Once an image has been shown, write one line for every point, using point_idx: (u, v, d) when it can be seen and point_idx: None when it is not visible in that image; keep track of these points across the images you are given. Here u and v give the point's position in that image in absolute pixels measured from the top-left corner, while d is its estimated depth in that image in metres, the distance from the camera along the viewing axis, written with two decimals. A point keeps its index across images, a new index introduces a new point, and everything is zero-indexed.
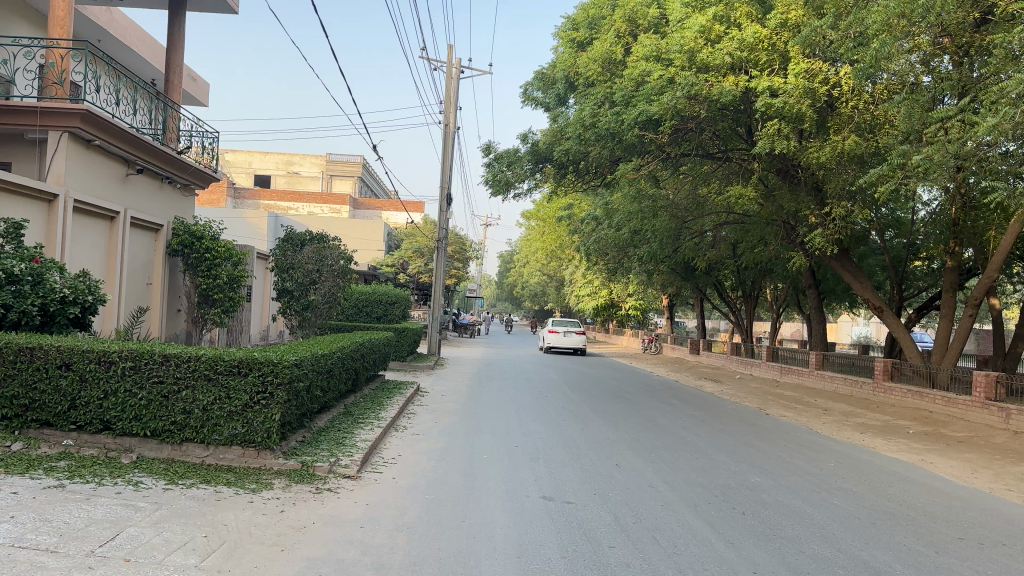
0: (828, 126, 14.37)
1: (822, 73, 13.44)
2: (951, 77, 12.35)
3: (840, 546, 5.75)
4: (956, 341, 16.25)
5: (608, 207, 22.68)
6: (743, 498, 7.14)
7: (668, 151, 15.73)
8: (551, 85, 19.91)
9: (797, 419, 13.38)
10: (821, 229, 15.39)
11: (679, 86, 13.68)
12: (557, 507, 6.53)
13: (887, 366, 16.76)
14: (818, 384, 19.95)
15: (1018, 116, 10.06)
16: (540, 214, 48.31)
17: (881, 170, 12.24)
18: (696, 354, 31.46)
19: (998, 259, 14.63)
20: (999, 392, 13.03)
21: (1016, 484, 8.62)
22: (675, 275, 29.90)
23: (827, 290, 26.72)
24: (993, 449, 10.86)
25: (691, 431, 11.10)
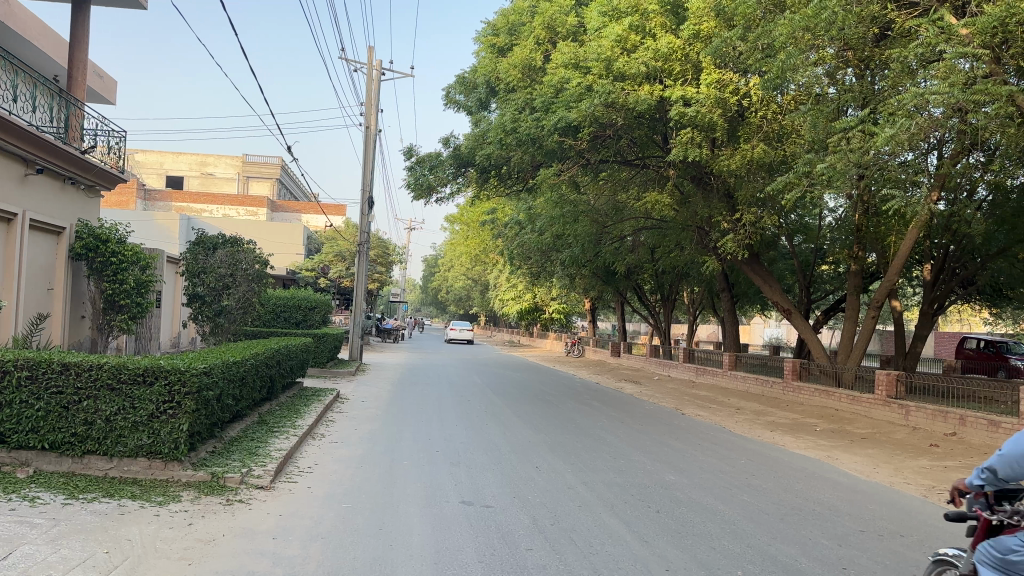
0: (739, 135, 14.86)
1: (732, 84, 13.91)
2: (854, 89, 12.95)
3: (750, 542, 5.93)
4: (860, 342, 16.97)
5: (531, 211, 22.86)
6: (658, 497, 7.28)
7: (588, 157, 15.94)
8: (472, 90, 19.97)
9: (712, 419, 13.75)
10: (732, 234, 15.88)
11: (597, 94, 13.95)
12: (476, 512, 6.52)
13: (796, 366, 17.38)
14: (732, 384, 20.57)
15: (912, 128, 10.63)
16: (463, 219, 48.26)
17: (788, 178, 12.71)
18: (617, 356, 31.99)
19: (898, 263, 15.35)
20: (899, 390, 13.67)
21: (914, 478, 9.06)
22: (596, 279, 30.36)
23: (740, 293, 27.58)
24: (893, 445, 11.40)
25: (610, 433, 11.24)
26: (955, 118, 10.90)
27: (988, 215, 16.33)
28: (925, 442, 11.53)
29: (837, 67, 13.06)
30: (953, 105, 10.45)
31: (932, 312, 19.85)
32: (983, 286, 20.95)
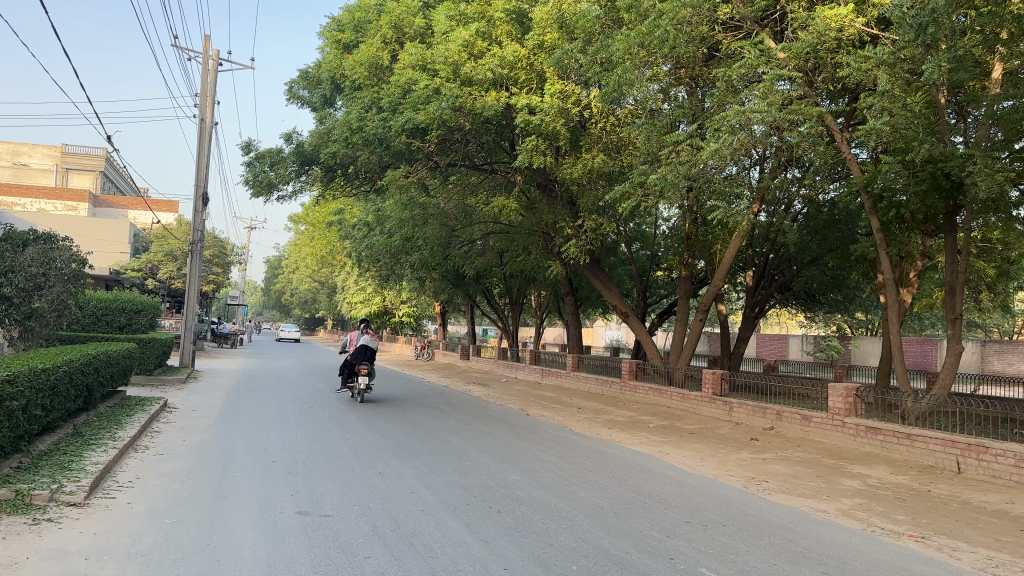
0: (580, 145, 15.38)
1: (575, 94, 14.40)
2: (685, 106, 13.73)
3: (584, 537, 6.14)
4: (690, 343, 17.94)
5: (379, 213, 22.58)
6: (499, 497, 7.39)
7: (436, 160, 15.91)
8: (317, 85, 19.52)
9: (555, 419, 14.11)
10: (575, 240, 16.36)
11: (445, 98, 13.95)
12: (313, 521, 6.35)
13: (632, 367, 18.13)
14: (574, 385, 21.21)
15: (735, 143, 11.41)
16: (308, 218, 47.03)
17: (625, 187, 13.28)
18: (466, 359, 32.16)
19: (723, 269, 16.40)
20: (724, 387, 14.58)
21: (736, 470, 9.72)
22: (446, 282, 30.37)
23: (583, 297, 28.50)
24: (718, 439, 12.18)
25: (455, 435, 11.28)
26: (775, 136, 11.80)
27: (803, 226, 17.78)
28: (746, 436, 12.38)
29: (671, 84, 13.81)
30: (772, 124, 11.31)
31: (754, 316, 21.29)
32: (799, 292, 22.76)
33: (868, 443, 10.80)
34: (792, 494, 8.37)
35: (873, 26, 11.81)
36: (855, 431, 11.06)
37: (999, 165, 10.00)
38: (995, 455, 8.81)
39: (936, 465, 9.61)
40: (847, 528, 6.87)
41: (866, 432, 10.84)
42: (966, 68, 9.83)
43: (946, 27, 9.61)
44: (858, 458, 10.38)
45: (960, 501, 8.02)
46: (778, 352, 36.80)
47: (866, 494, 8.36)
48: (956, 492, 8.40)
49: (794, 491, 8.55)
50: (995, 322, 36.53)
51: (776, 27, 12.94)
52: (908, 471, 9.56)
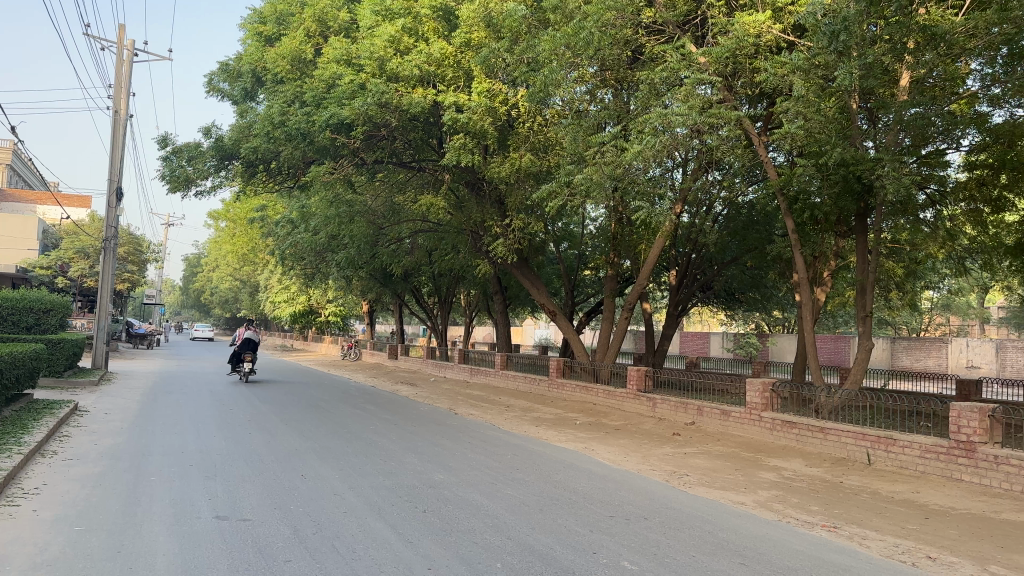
0: (508, 144, 15.43)
1: (501, 93, 14.47)
2: (611, 107, 13.91)
3: (510, 534, 6.15)
4: (616, 340, 18.21)
5: (303, 210, 22.21)
6: (425, 497, 7.34)
7: (362, 157, 15.72)
8: (237, 78, 19.04)
9: (483, 417, 14.13)
10: (503, 239, 16.38)
11: (370, 93, 13.78)
12: (232, 526, 6.19)
13: (560, 365, 18.28)
14: (502, 383, 21.28)
15: (657, 145, 11.66)
16: (229, 214, 45.86)
17: (552, 187, 13.38)
18: (393, 359, 31.88)
19: (648, 268, 16.69)
20: (648, 383, 14.84)
21: (659, 465, 9.92)
22: (373, 281, 29.99)
23: (513, 296, 28.61)
24: (642, 434, 12.42)
25: (381, 435, 11.17)
26: (696, 138, 12.09)
27: (723, 227, 18.26)
28: (668, 431, 12.64)
29: (596, 86, 14.01)
30: (693, 127, 11.58)
31: (677, 314, 21.74)
32: (719, 291, 23.39)
33: (784, 437, 11.18)
34: (712, 487, 8.59)
35: (789, 33, 12.22)
36: (771, 425, 11.43)
37: (906, 169, 10.48)
38: (902, 446, 9.23)
39: (848, 457, 9.99)
40: (764, 519, 7.09)
41: (782, 426, 11.21)
42: (875, 75, 10.28)
43: (856, 36, 10.02)
44: (774, 451, 10.73)
45: (870, 491, 8.38)
46: (700, 349, 37.69)
47: (782, 486, 8.64)
48: (866, 482, 8.77)
49: (714, 483, 8.79)
50: (902, 319, 38.25)
51: (697, 32, 13.27)
52: (821, 462, 9.92)
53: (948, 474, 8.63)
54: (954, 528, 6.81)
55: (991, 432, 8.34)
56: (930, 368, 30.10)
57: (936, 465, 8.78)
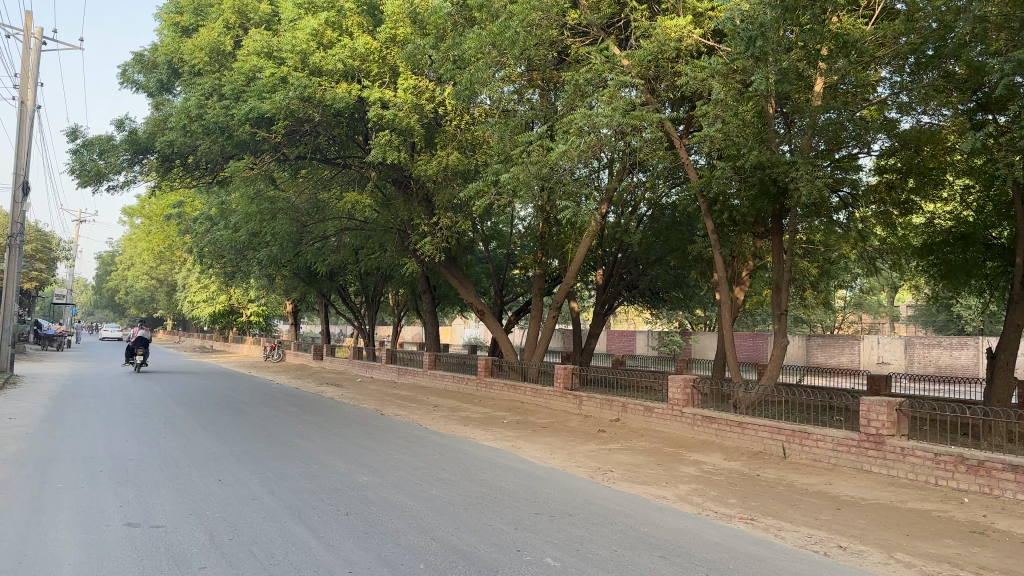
0: (435, 142, 15.33)
1: (428, 91, 14.35)
2: (537, 107, 13.99)
3: (434, 534, 6.11)
4: (544, 339, 18.28)
5: (223, 206, 21.62)
6: (349, 499, 7.23)
7: (283, 152, 15.40)
8: (152, 69, 18.41)
9: (410, 418, 14.03)
10: (431, 238, 15.94)
11: (292, 87, 13.50)
12: (144, 533, 5.97)
13: (488, 364, 18.26)
14: (430, 383, 21.16)
15: (582, 146, 11.79)
16: (145, 211, 44.32)
17: (478, 185, 13.35)
18: (318, 359, 31.33)
19: (575, 267, 16.82)
20: (574, 381, 14.95)
21: (583, 461, 10.02)
22: (297, 280, 29.38)
23: (441, 295, 28.48)
24: (568, 432, 12.52)
25: (303, 437, 10.95)
26: (620, 139, 12.26)
27: (647, 227, 18.55)
28: (593, 428, 12.77)
29: (524, 86, 14.06)
30: (617, 128, 11.74)
31: (604, 313, 21.98)
32: (645, 290, 23.78)
33: (704, 432, 11.43)
34: (634, 482, 8.72)
35: (709, 38, 12.50)
36: (692, 421, 11.67)
37: (819, 172, 10.84)
38: (816, 440, 9.55)
39: (765, 451, 10.30)
40: (684, 512, 7.23)
41: (702, 421, 11.46)
42: (790, 80, 10.61)
43: (773, 42, 10.33)
44: (695, 446, 10.95)
45: (785, 483, 8.64)
46: (626, 347, 38.25)
47: (702, 480, 8.83)
48: (782, 475, 9.04)
49: (637, 479, 8.92)
50: (818, 317, 39.64)
51: (621, 34, 13.46)
52: (739, 456, 10.18)
53: (859, 466, 8.97)
54: (864, 518, 7.07)
55: (898, 425, 8.73)
56: (843, 364, 31.29)
57: (847, 458, 9.11)
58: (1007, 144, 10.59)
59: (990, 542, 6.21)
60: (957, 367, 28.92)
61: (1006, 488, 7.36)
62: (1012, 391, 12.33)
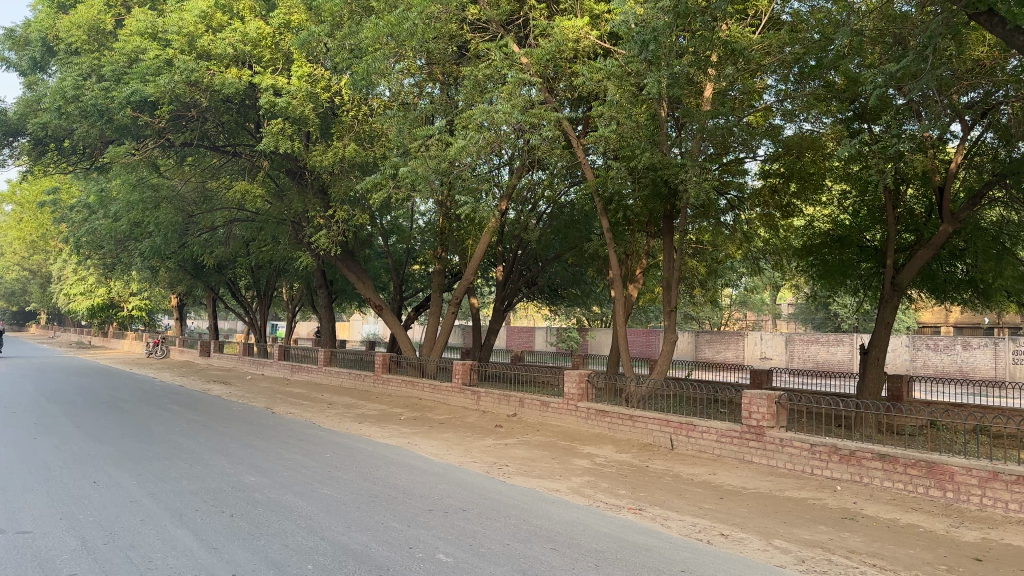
0: (331, 133, 15.00)
1: (324, 80, 14.13)
2: (437, 101, 13.94)
3: (323, 534, 5.98)
4: (444, 335, 18.18)
5: (103, 193, 20.49)
6: (234, 500, 6.98)
7: (168, 137, 14.76)
8: (24, 46, 17.27)
9: (303, 415, 13.70)
10: (325, 230, 15.68)
11: (178, 71, 12.96)
12: (8, 540, 5.59)
13: (385, 360, 18.03)
14: (325, 379, 20.72)
15: (480, 142, 11.80)
16: (15, 198, 41.56)
17: (376, 178, 13.13)
18: (207, 356, 30.18)
19: (475, 263, 16.79)
20: (473, 377, 14.96)
21: (479, 457, 10.05)
22: (183, 274, 28.20)
23: (338, 290, 27.96)
24: (465, 427, 12.52)
25: (188, 437, 10.51)
26: (518, 136, 12.33)
27: (547, 225, 18.76)
28: (490, 424, 12.82)
29: (424, 79, 13.99)
30: (515, 125, 11.81)
31: (503, 309, 22.06)
32: (544, 287, 24.02)
33: (597, 425, 11.67)
34: (529, 476, 8.82)
35: (605, 40, 12.75)
36: (586, 415, 11.89)
37: (708, 176, 11.19)
38: (702, 431, 9.91)
39: (654, 443, 10.59)
40: (576, 505, 7.35)
41: (596, 415, 11.69)
42: (681, 85, 10.94)
43: (665, 47, 10.63)
44: (588, 439, 11.15)
45: (673, 474, 8.92)
46: (524, 343, 38.54)
47: (594, 472, 9.02)
48: (670, 466, 9.32)
49: (532, 473, 9.01)
50: (706, 314, 41.04)
51: (520, 32, 13.60)
52: (630, 448, 10.45)
53: (741, 457, 9.35)
54: (745, 506, 7.39)
55: (777, 417, 9.11)
56: (730, 359, 32.55)
57: (730, 449, 9.48)
58: (878, 151, 11.26)
59: (859, 527, 6.59)
60: (834, 363, 30.53)
61: (874, 475, 7.83)
62: (883, 386, 13.00)
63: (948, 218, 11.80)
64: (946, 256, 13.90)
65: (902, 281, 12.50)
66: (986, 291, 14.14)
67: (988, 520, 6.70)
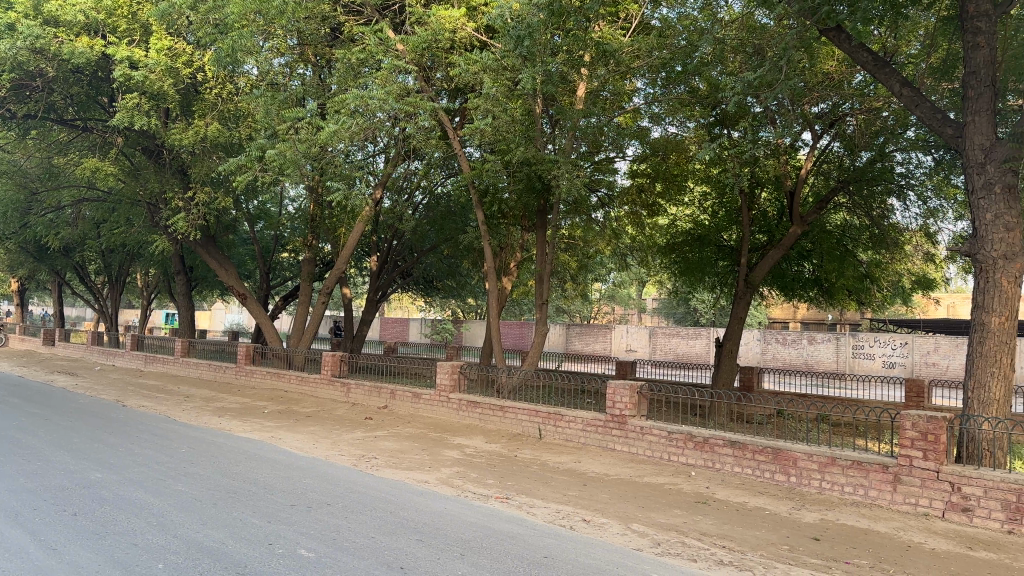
0: (193, 111, 14.31)
1: (186, 55, 13.50)
2: (308, 83, 13.56)
3: (176, 532, 5.70)
4: (312, 325, 17.73)
5: None
6: (78, 499, 6.53)
7: (8, 107, 13.63)
8: None
9: (157, 409, 13.00)
10: (185, 213, 14.92)
11: (20, 36, 12.00)
12: None
13: (250, 351, 17.39)
14: (183, 371, 19.76)
15: (353, 127, 11.56)
16: None
17: (241, 161, 12.60)
18: (50, 346, 28.13)
19: (347, 252, 16.43)
20: (343, 368, 14.67)
21: (346, 449, 9.87)
22: (24, 256, 26.13)
23: (199, 276, 26.73)
24: (331, 420, 12.27)
25: (27, 432, 9.73)
26: (392, 123, 12.18)
27: (422, 215, 18.63)
28: (359, 416, 12.62)
29: (295, 60, 13.60)
30: (390, 112, 11.65)
31: (376, 299, 21.73)
32: (418, 277, 23.88)
33: (468, 416, 11.72)
34: (397, 468, 8.75)
35: (481, 32, 12.76)
36: (457, 406, 11.92)
37: (579, 173, 11.41)
38: (568, 421, 10.14)
39: (523, 433, 10.76)
40: (442, 495, 7.36)
41: (467, 406, 11.75)
42: (555, 82, 11.11)
43: (540, 43, 10.79)
44: (458, 430, 11.19)
45: (540, 463, 9.09)
46: (398, 335, 38.19)
47: (463, 463, 9.04)
48: (537, 455, 9.50)
49: (399, 465, 8.95)
50: (577, 306, 42.00)
51: (395, 18, 13.45)
52: (499, 438, 10.56)
53: (604, 445, 9.64)
54: (606, 492, 7.63)
55: (638, 406, 9.45)
56: (598, 352, 33.45)
57: (595, 437, 9.75)
58: (736, 155, 11.86)
59: (710, 511, 6.94)
60: (694, 355, 31.95)
61: (725, 461, 8.26)
62: (734, 377, 13.73)
63: (796, 221, 12.64)
64: (796, 256, 14.84)
65: (754, 278, 13.24)
66: (830, 291, 15.17)
67: (826, 502, 7.21)
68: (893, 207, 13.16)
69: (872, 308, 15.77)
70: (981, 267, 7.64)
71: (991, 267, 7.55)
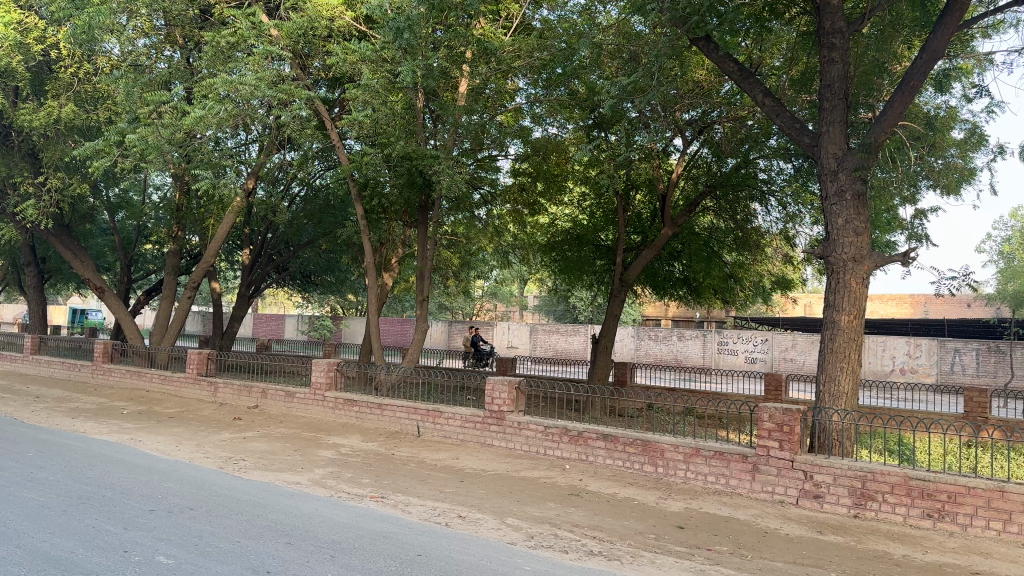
0: (45, 90, 13.38)
1: (37, 29, 12.61)
2: (174, 66, 12.93)
3: (20, 542, 5.31)
4: (178, 322, 16.90)
5: None
6: None
7: None
8: None
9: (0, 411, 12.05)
10: (36, 201, 13.90)
11: None
12: None
13: (107, 349, 16.39)
14: (33, 369, 18.40)
15: (222, 113, 11.11)
16: None
17: (98, 145, 11.85)
18: None
19: (217, 244, 15.78)
20: (211, 367, 14.07)
21: (212, 451, 9.48)
22: None
23: (52, 268, 24.97)
24: (196, 421, 11.75)
25: None
26: (266, 111, 11.81)
27: (299, 208, 18.16)
28: (227, 416, 12.13)
29: (161, 42, 12.95)
30: (264, 100, 11.29)
31: (249, 294, 20.98)
32: (294, 272, 23.27)
33: (344, 415, 11.50)
34: (267, 469, 8.48)
35: (360, 23, 12.55)
36: (334, 404, 11.68)
37: (460, 169, 11.43)
38: (447, 418, 10.14)
39: (401, 430, 10.66)
40: (314, 496, 7.18)
41: (343, 404, 11.53)
42: (435, 77, 11.08)
43: (420, 37, 10.75)
44: (333, 429, 10.96)
45: (416, 460, 9.03)
46: (272, 331, 37.02)
47: (337, 463, 8.87)
48: (414, 453, 9.44)
49: (269, 466, 8.67)
50: (459, 304, 42.08)
51: (270, 3, 13.07)
52: (376, 437, 10.42)
53: (482, 441, 9.69)
54: (481, 488, 7.67)
55: (516, 402, 9.55)
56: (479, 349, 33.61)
57: (473, 433, 9.79)
58: (611, 156, 12.20)
59: (582, 502, 7.10)
60: (571, 352, 32.64)
61: (598, 454, 8.48)
62: (608, 372, 14.11)
63: (667, 222, 13.13)
64: (667, 256, 15.42)
65: (628, 277, 13.66)
66: (697, 290, 15.82)
67: (691, 491, 7.52)
68: (755, 211, 13.90)
69: (736, 307, 16.57)
70: (832, 268, 8.16)
71: (841, 268, 8.08)
